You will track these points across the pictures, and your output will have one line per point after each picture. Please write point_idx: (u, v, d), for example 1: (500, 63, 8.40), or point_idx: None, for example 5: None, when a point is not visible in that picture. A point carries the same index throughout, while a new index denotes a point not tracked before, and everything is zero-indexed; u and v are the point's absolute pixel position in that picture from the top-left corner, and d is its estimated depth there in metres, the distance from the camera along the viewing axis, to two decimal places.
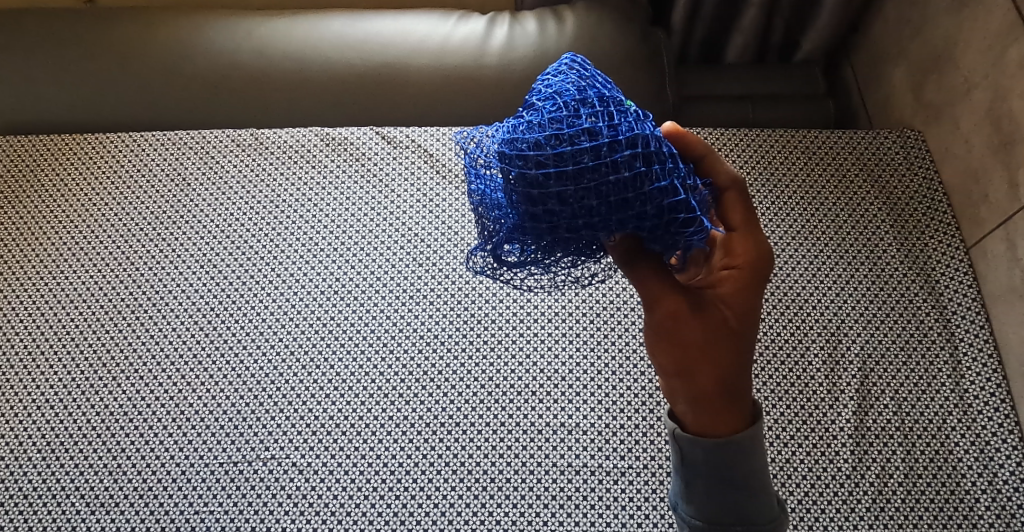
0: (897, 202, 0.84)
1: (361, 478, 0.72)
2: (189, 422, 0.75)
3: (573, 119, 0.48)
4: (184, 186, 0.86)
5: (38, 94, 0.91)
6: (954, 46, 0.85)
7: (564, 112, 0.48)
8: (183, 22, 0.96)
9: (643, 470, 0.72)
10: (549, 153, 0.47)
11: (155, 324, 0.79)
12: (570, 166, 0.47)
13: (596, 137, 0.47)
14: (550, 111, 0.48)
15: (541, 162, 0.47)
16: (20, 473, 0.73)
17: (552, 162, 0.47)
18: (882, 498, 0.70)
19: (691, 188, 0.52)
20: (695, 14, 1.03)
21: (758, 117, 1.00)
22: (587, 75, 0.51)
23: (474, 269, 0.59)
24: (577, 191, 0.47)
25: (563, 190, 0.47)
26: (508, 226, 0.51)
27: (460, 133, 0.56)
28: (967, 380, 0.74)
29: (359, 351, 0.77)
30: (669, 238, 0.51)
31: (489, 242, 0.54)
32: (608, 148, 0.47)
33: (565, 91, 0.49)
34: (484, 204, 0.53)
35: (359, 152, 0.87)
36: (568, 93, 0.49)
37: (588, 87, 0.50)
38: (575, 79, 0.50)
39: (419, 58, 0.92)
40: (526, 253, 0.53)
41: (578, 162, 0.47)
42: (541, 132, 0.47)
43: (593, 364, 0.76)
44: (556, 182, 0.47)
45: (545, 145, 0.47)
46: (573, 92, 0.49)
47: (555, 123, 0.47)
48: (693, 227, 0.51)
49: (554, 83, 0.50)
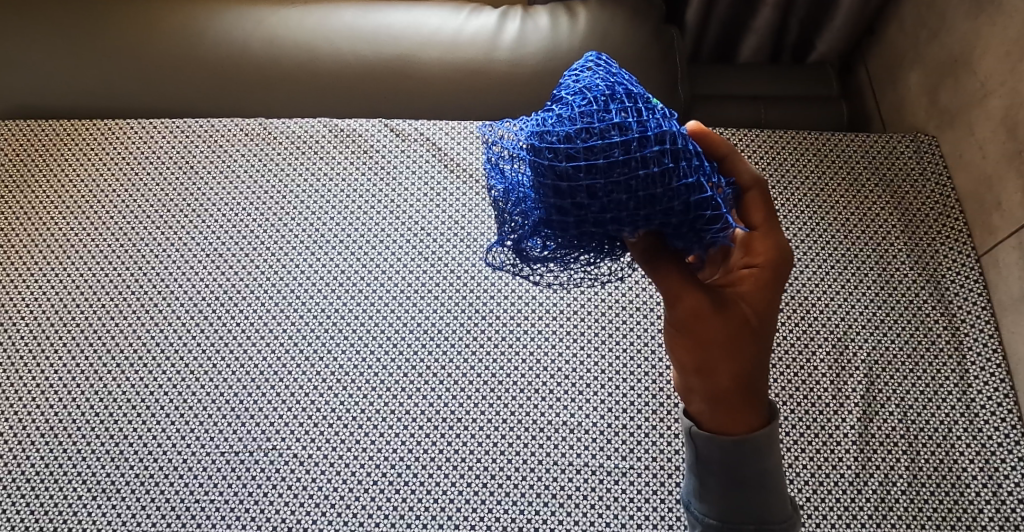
0: (907, 207, 0.83)
1: (361, 472, 0.71)
2: (193, 410, 0.74)
3: (602, 114, 0.47)
4: (190, 173, 0.86)
5: (43, 79, 0.90)
6: (971, 52, 0.84)
7: (594, 106, 0.48)
8: (192, 9, 0.94)
9: (646, 471, 0.71)
10: (579, 146, 0.46)
11: (160, 311, 0.79)
12: (601, 160, 0.46)
13: (626, 131, 0.47)
14: (580, 105, 0.48)
15: (571, 155, 0.46)
16: (22, 457, 0.72)
17: (583, 155, 0.46)
18: (885, 505, 0.70)
19: (714, 187, 0.52)
20: (710, 13, 1.03)
21: (770, 117, 1.00)
22: (615, 71, 0.51)
23: (494, 264, 0.59)
24: (608, 185, 0.46)
25: (594, 183, 0.46)
26: (533, 220, 0.51)
27: (482, 126, 0.55)
28: (974, 389, 0.74)
29: (364, 344, 0.77)
30: (695, 234, 0.51)
31: (510, 235, 0.54)
32: (639, 144, 0.47)
33: (593, 86, 0.49)
34: (506, 199, 0.53)
35: (368, 144, 0.87)
36: (597, 88, 0.49)
37: (618, 83, 0.50)
38: (604, 76, 0.50)
39: (432, 50, 0.91)
40: (547, 245, 0.53)
41: (610, 156, 0.46)
42: (571, 125, 0.47)
43: (596, 364, 0.76)
44: (588, 174, 0.46)
45: (575, 138, 0.47)
46: (602, 87, 0.49)
47: (585, 117, 0.47)
48: (718, 224, 0.51)
49: (582, 79, 0.50)
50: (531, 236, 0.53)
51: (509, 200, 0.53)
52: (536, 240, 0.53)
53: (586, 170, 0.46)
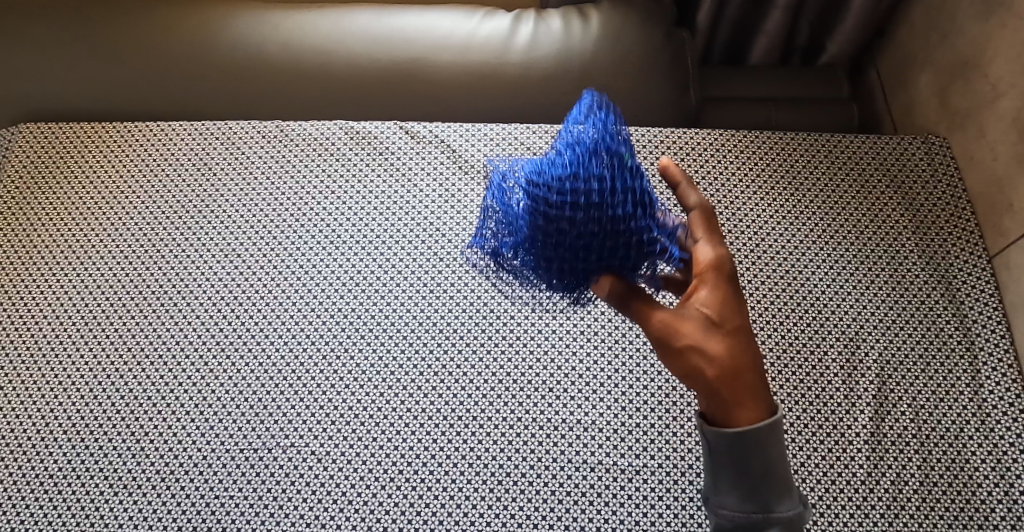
0: (920, 208, 0.84)
1: (378, 470, 0.73)
2: (212, 408, 0.75)
3: (589, 172, 0.55)
4: (208, 173, 0.87)
5: (63, 82, 0.92)
6: (982, 53, 0.85)
7: (582, 164, 0.55)
8: (210, 13, 0.95)
9: (659, 469, 0.72)
10: (566, 199, 0.55)
11: (181, 310, 0.80)
12: (581, 213, 0.55)
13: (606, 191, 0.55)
14: (570, 162, 0.56)
15: (555, 203, 0.55)
16: (46, 454, 0.74)
17: (568, 207, 0.55)
18: (897, 504, 0.70)
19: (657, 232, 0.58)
20: (722, 15, 1.03)
21: (780, 120, 1.00)
22: (611, 129, 0.57)
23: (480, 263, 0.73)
24: (587, 226, 0.55)
25: (576, 226, 0.55)
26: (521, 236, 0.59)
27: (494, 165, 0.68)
28: (985, 389, 0.75)
29: (381, 344, 0.78)
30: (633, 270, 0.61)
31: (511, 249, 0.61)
32: (619, 188, 0.55)
33: (585, 143, 0.56)
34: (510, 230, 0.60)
35: (382, 146, 0.88)
36: (588, 146, 0.56)
37: (607, 141, 0.56)
38: (599, 135, 0.57)
39: (446, 54, 0.92)
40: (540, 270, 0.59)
41: (592, 199, 0.55)
42: (560, 179, 0.56)
43: (610, 363, 0.76)
44: (574, 216, 0.55)
45: (563, 191, 0.55)
46: (592, 145, 0.56)
47: (574, 172, 0.55)
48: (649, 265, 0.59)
49: (579, 136, 0.57)
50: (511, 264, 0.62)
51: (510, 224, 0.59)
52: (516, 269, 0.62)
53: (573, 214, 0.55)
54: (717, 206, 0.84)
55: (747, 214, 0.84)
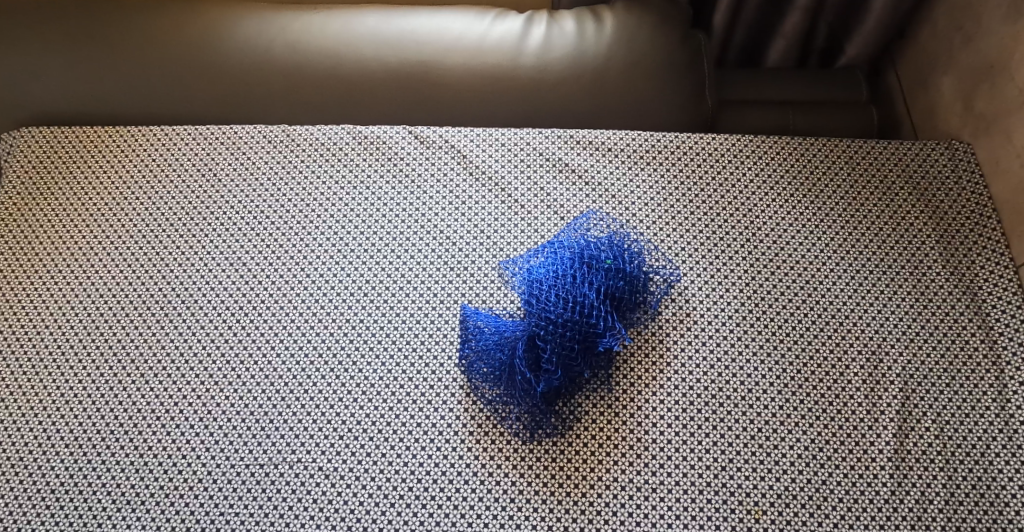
0: (944, 217, 0.81)
1: (389, 486, 0.71)
2: (216, 422, 0.74)
3: (590, 273, 0.73)
4: (214, 180, 0.85)
5: (65, 86, 0.90)
6: (1008, 57, 0.82)
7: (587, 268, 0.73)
8: (216, 14, 0.93)
9: (675, 487, 0.70)
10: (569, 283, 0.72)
11: (185, 321, 0.78)
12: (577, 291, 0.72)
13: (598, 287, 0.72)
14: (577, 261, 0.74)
15: (542, 326, 0.71)
16: (47, 468, 0.73)
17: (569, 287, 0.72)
18: (921, 523, 0.69)
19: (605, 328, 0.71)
20: (738, 15, 1.01)
21: (798, 123, 0.97)
22: (615, 248, 0.76)
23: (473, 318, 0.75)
24: (572, 336, 0.71)
25: (563, 338, 0.70)
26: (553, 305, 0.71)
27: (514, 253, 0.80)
28: (1012, 404, 0.73)
29: (390, 356, 0.76)
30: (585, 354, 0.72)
31: (526, 366, 0.71)
32: (598, 309, 0.72)
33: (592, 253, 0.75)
34: (505, 358, 0.73)
35: (392, 152, 0.86)
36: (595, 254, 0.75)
37: (611, 258, 0.75)
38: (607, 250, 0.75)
39: (456, 56, 0.90)
40: (561, 359, 0.71)
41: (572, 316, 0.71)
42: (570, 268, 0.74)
43: (625, 377, 0.74)
44: (558, 336, 0.71)
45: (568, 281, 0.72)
46: (597, 256, 0.74)
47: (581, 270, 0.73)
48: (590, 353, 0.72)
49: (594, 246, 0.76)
50: (540, 378, 0.70)
51: (509, 347, 0.72)
52: (545, 377, 0.70)
53: (557, 332, 0.70)
54: (735, 213, 0.82)
55: (766, 222, 0.81)
